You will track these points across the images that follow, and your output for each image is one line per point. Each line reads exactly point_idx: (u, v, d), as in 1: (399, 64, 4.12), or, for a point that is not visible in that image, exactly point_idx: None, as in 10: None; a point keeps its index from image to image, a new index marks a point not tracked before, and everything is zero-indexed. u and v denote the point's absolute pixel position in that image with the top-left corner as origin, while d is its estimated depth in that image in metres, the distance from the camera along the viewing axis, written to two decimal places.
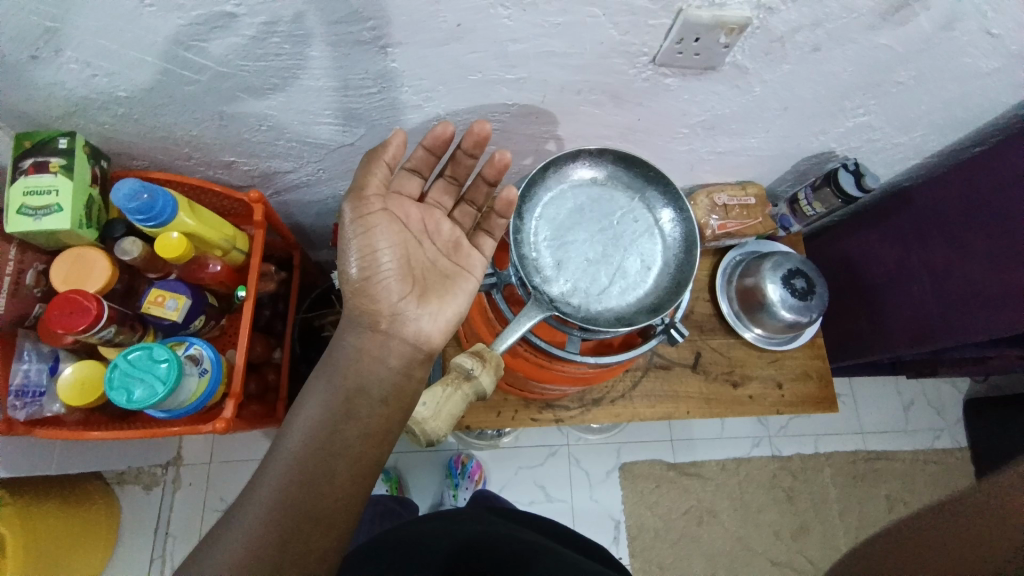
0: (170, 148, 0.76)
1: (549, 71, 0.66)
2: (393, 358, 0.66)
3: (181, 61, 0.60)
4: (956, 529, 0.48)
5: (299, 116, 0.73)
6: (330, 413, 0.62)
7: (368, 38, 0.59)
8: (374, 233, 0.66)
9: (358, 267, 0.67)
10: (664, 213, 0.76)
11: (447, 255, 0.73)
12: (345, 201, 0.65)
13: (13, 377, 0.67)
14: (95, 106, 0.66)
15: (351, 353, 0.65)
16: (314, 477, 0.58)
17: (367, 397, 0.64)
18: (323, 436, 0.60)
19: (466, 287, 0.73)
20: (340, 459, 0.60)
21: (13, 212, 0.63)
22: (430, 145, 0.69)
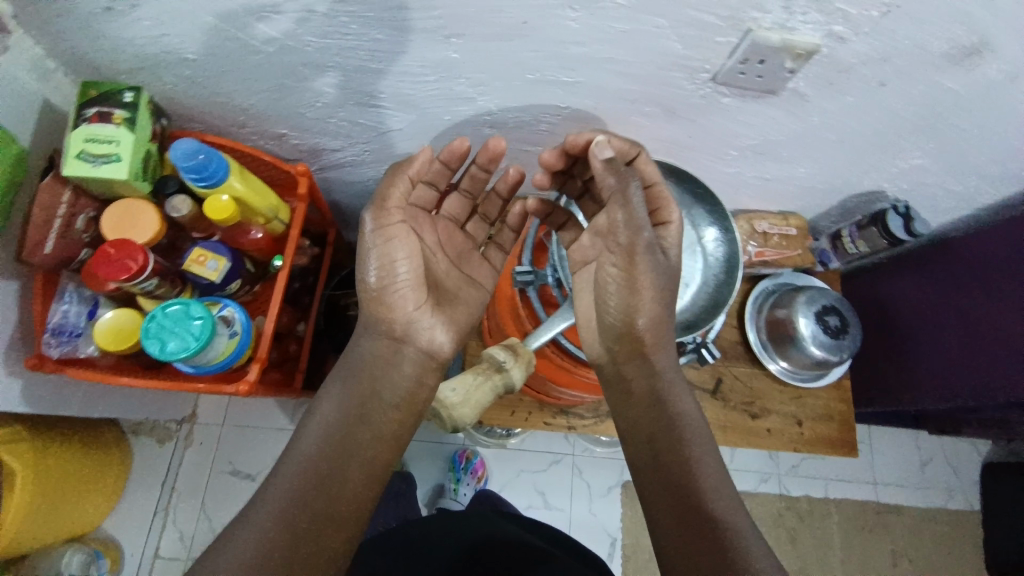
0: (228, 114, 0.78)
1: (606, 79, 0.66)
2: (406, 366, 0.69)
3: (251, 30, 0.62)
4: (646, 479, 0.64)
5: (354, 96, 0.74)
6: (345, 414, 0.64)
7: (433, 27, 0.60)
8: (393, 244, 0.67)
9: (376, 277, 0.67)
10: (708, 231, 0.72)
11: (460, 265, 0.76)
12: (365, 213, 0.64)
13: (52, 316, 0.70)
14: (162, 65, 0.68)
15: (363, 357, 0.69)
16: (328, 474, 0.60)
17: (379, 402, 0.67)
18: (338, 437, 0.63)
19: (474, 297, 0.76)
20: (352, 459, 0.62)
21: (73, 156, 0.64)
22: (448, 161, 0.69)
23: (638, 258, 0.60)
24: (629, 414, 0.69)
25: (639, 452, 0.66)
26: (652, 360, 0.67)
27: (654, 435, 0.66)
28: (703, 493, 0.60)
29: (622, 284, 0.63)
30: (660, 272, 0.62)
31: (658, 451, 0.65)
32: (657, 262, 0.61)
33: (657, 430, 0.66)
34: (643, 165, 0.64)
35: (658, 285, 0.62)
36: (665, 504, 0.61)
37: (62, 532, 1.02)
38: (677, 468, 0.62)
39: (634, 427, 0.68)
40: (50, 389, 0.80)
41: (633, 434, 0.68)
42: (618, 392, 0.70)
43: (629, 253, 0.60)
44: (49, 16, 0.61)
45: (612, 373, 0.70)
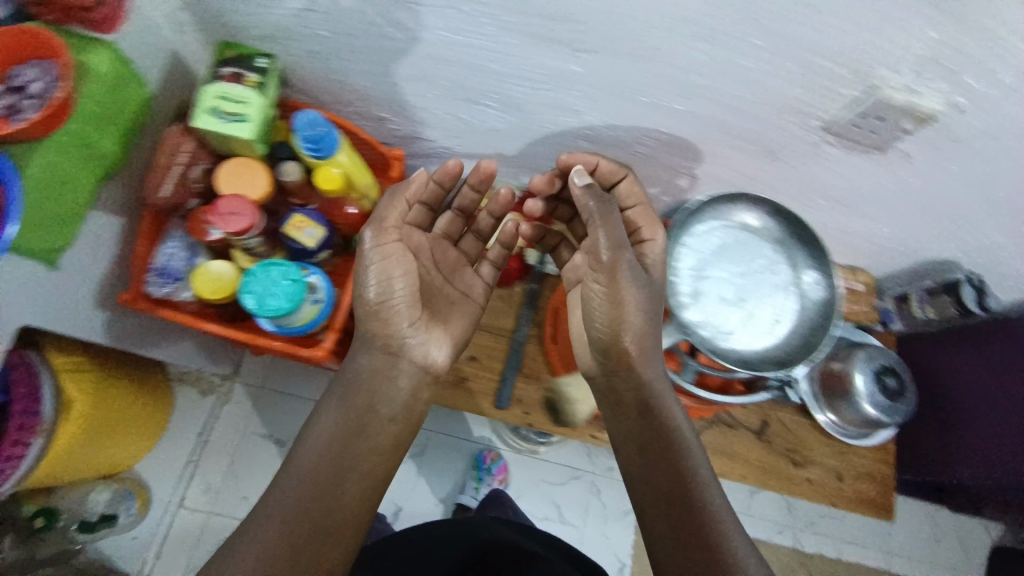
0: (339, 90, 0.81)
1: (718, 112, 0.68)
2: (402, 380, 0.73)
3: (390, 17, 0.65)
4: (639, 490, 0.64)
5: (463, 92, 0.76)
6: (344, 424, 0.68)
7: (567, 38, 0.62)
8: (390, 258, 0.73)
9: (377, 288, 0.72)
10: (807, 274, 0.75)
11: (451, 278, 0.83)
12: (366, 229, 0.72)
13: (157, 257, 0.73)
14: (295, 37, 0.72)
15: (360, 376, 0.71)
16: (327, 481, 0.63)
17: (376, 417, 0.70)
18: (338, 447, 0.66)
19: (464, 313, 0.82)
20: (352, 465, 0.65)
21: (205, 111, 0.68)
22: (441, 182, 0.77)
23: (621, 273, 0.65)
24: (622, 429, 0.69)
25: (631, 456, 0.67)
26: (639, 372, 0.68)
27: (644, 444, 0.66)
28: (699, 495, 0.61)
29: (606, 299, 0.67)
30: (641, 284, 0.67)
31: (652, 463, 0.64)
32: (636, 275, 0.66)
33: (647, 439, 0.66)
34: (625, 189, 0.74)
35: (638, 297, 0.67)
36: (661, 516, 0.61)
37: (94, 469, 0.99)
38: (670, 469, 0.63)
39: (625, 437, 0.68)
40: (140, 326, 0.82)
41: (625, 445, 0.68)
42: (610, 407, 0.71)
43: (611, 269, 0.65)
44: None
45: (608, 390, 0.71)
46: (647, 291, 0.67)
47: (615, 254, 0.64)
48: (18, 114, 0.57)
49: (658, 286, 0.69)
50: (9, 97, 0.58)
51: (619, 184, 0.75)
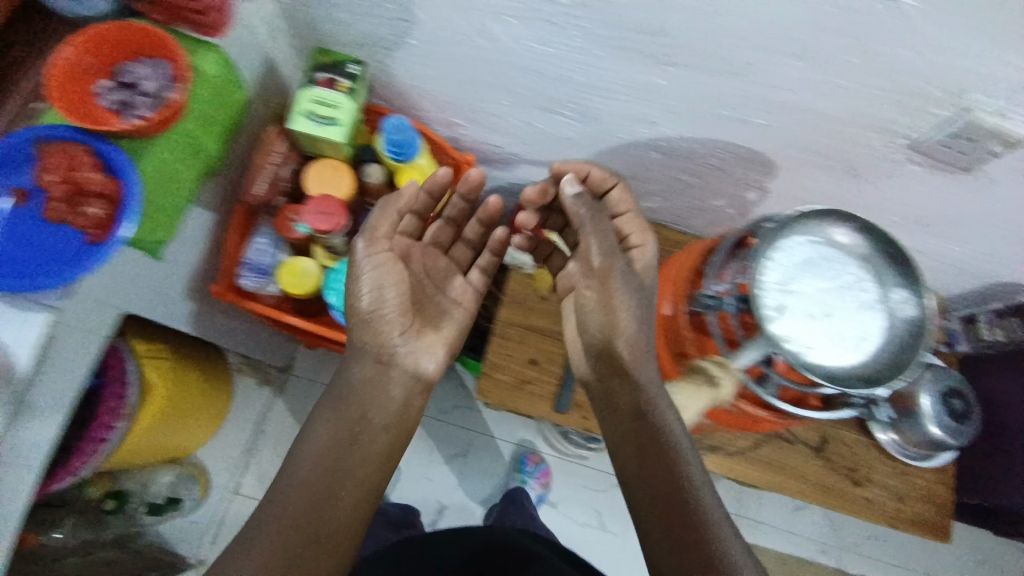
0: (418, 96, 0.84)
1: (799, 127, 0.68)
2: (393, 388, 0.75)
3: (481, 28, 0.68)
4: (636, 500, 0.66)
5: (540, 100, 0.78)
6: (345, 426, 0.70)
7: (656, 53, 0.63)
8: (384, 268, 0.72)
9: (369, 296, 0.72)
10: (895, 293, 0.60)
11: (442, 286, 0.84)
12: (358, 240, 0.71)
13: (246, 251, 0.77)
14: (383, 45, 0.75)
15: (356, 385, 0.73)
16: (328, 484, 0.66)
17: (370, 425, 0.72)
18: (341, 448, 0.69)
19: (452, 322, 0.82)
20: (352, 469, 0.68)
21: (301, 115, 0.72)
22: (431, 195, 0.75)
23: (612, 279, 0.69)
24: (616, 440, 0.70)
25: (623, 463, 0.69)
26: (635, 376, 0.68)
27: (641, 446, 0.64)
28: (700, 505, 0.59)
29: (598, 304, 0.71)
30: (629, 289, 0.70)
31: None
32: (627, 281, 0.70)
33: (645, 445, 0.64)
34: (617, 197, 0.74)
35: (631, 304, 0.69)
36: (658, 527, 0.63)
37: (160, 453, 1.01)
38: (668, 478, 0.61)
39: (617, 444, 0.70)
40: (219, 320, 0.86)
41: (618, 453, 0.69)
42: (602, 413, 0.72)
43: (604, 274, 0.69)
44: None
45: (601, 397, 0.72)
46: (641, 298, 0.70)
47: (604, 262, 0.69)
48: (131, 111, 0.59)
49: (651, 295, 0.71)
50: (119, 94, 0.59)
51: (611, 192, 0.73)
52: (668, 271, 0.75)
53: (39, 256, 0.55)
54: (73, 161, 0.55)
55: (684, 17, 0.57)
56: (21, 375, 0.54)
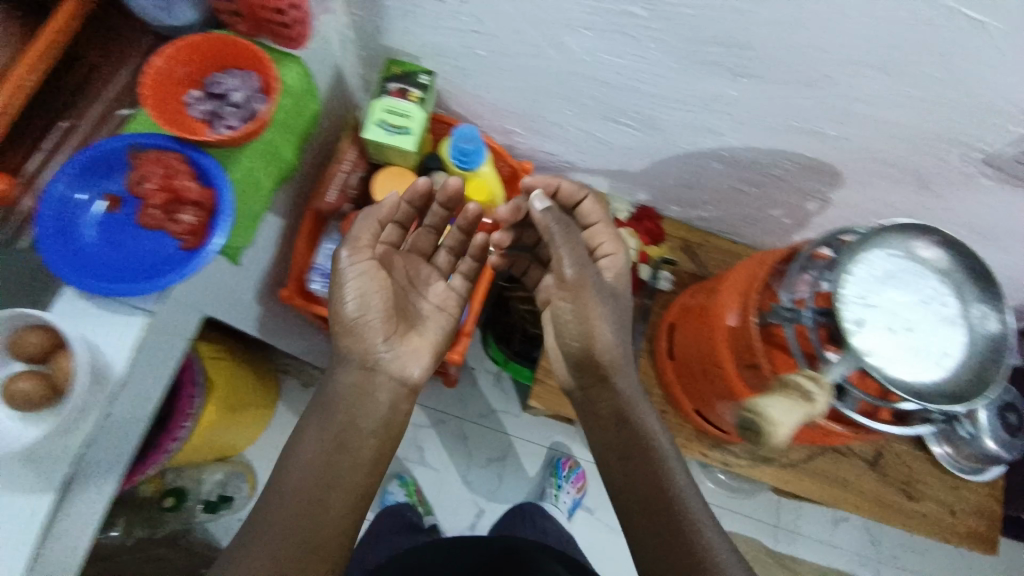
0: (478, 104, 0.85)
1: (871, 138, 0.68)
2: (381, 394, 0.72)
3: (554, 40, 0.68)
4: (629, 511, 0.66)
5: (604, 109, 0.78)
6: (333, 436, 0.68)
7: (732, 64, 0.64)
8: (368, 274, 0.70)
9: (357, 302, 0.70)
10: (974, 308, 0.61)
11: (422, 291, 0.81)
12: (342, 248, 0.69)
13: (317, 258, 0.80)
14: (450, 55, 0.76)
15: (342, 394, 0.70)
16: (319, 493, 0.64)
17: (358, 431, 0.69)
18: (330, 457, 0.66)
19: (434, 327, 0.79)
20: (342, 477, 0.66)
21: (374, 124, 0.73)
22: (415, 203, 0.75)
23: (586, 291, 0.67)
24: (609, 450, 0.71)
25: (612, 471, 0.70)
26: (616, 383, 0.72)
27: (624, 453, 0.69)
28: (677, 508, 0.65)
29: (574, 316, 0.70)
30: (602, 297, 0.70)
31: (635, 485, 0.67)
32: (600, 290, 0.70)
33: (623, 451, 0.69)
34: (588, 208, 0.76)
35: (608, 315, 0.71)
36: (648, 538, 0.65)
37: (211, 453, 1.00)
38: (649, 483, 0.66)
39: (608, 452, 0.71)
40: (281, 325, 0.88)
41: (611, 464, 0.70)
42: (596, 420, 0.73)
43: (578, 287, 0.67)
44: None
45: (594, 407, 0.73)
46: (617, 312, 0.72)
47: (580, 273, 0.66)
48: (221, 121, 0.61)
49: (622, 301, 0.73)
50: (209, 103, 0.61)
51: (583, 201, 0.76)
52: (738, 278, 0.72)
53: (138, 264, 0.56)
54: (171, 173, 0.56)
55: (767, 30, 0.58)
56: (116, 376, 0.54)
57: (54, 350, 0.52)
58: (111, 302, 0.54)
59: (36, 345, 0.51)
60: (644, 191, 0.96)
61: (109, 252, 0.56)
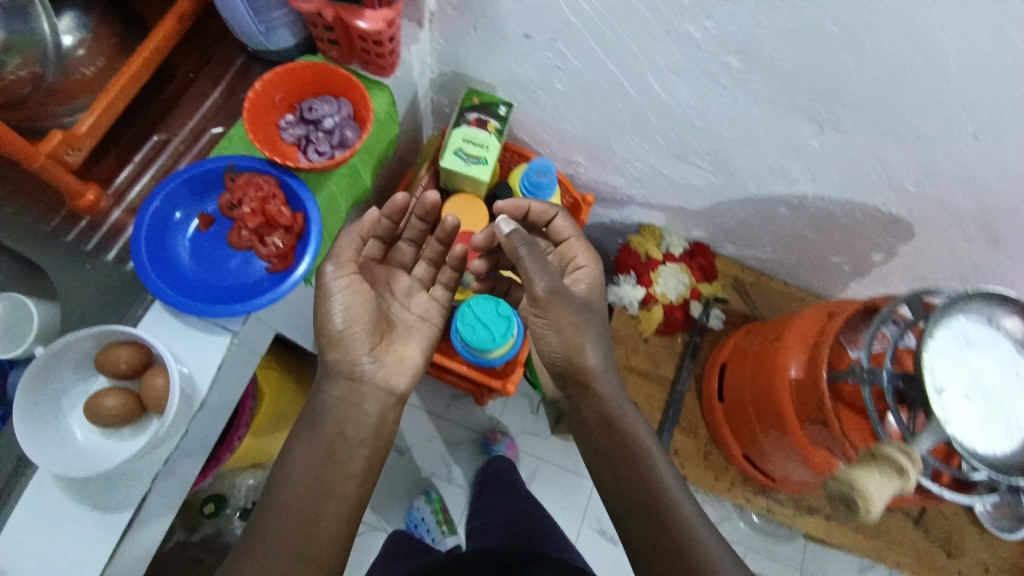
0: (547, 134, 0.86)
1: (955, 200, 0.67)
2: (369, 404, 0.62)
3: (640, 82, 0.68)
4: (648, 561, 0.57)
5: (676, 148, 0.78)
6: (313, 455, 0.58)
7: (821, 115, 0.63)
8: (355, 289, 0.61)
9: (344, 317, 0.60)
10: None
11: (402, 301, 0.70)
12: (325, 262, 0.58)
13: None
14: (528, 85, 0.77)
15: (328, 408, 0.61)
16: (310, 512, 0.55)
17: (346, 441, 0.60)
18: (312, 477, 0.57)
19: (418, 339, 0.69)
20: (334, 494, 0.57)
21: (451, 153, 0.75)
22: (395, 217, 0.68)
23: (557, 304, 0.62)
24: (615, 486, 0.62)
25: (624, 515, 0.60)
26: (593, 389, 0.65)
27: (612, 461, 0.63)
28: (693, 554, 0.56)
29: (550, 329, 0.64)
30: (576, 310, 0.65)
31: (655, 537, 0.58)
32: (572, 299, 0.64)
33: (627, 483, 0.61)
34: (560, 224, 0.73)
35: (585, 327, 0.65)
36: None
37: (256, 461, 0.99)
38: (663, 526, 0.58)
39: (614, 492, 0.62)
40: None
41: (620, 504, 0.61)
42: (603, 447, 0.64)
43: (551, 300, 0.63)
44: (465, 27, 0.71)
45: (596, 432, 0.65)
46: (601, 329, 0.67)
47: (555, 289, 0.62)
48: (310, 146, 0.62)
49: (596, 316, 0.66)
50: (300, 128, 0.63)
51: (554, 217, 0.73)
52: (806, 326, 0.73)
53: (228, 282, 0.57)
54: (267, 197, 0.57)
55: (864, 85, 0.57)
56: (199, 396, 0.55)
57: (143, 366, 0.54)
58: (204, 323, 0.55)
59: (128, 361, 0.54)
60: (700, 228, 0.96)
61: (202, 268, 0.57)
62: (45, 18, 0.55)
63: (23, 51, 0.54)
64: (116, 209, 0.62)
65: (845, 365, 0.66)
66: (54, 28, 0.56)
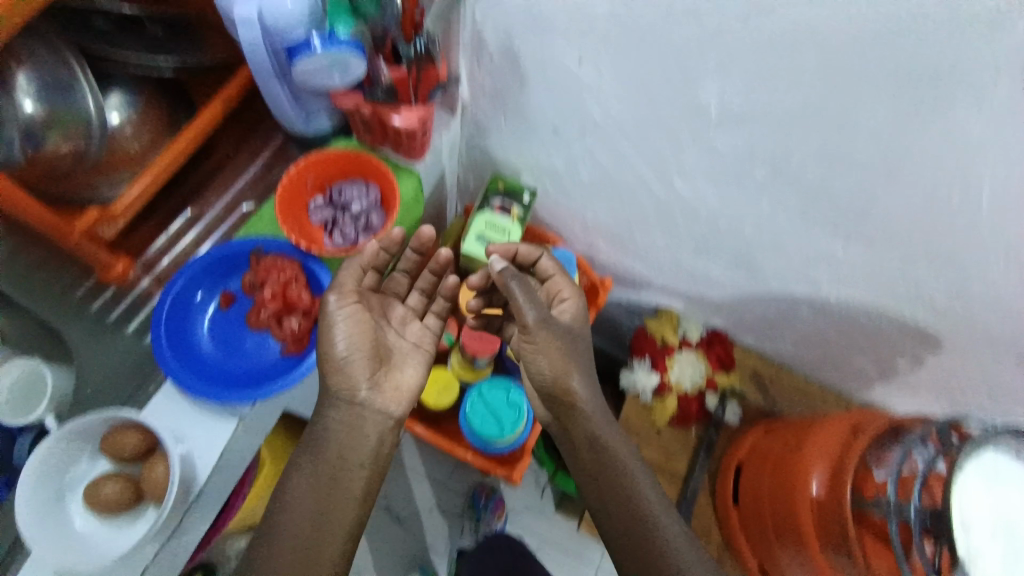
0: (569, 217, 0.86)
1: (988, 322, 0.65)
2: (370, 428, 0.60)
3: (665, 181, 0.68)
4: None
5: (698, 243, 0.77)
6: (315, 481, 0.55)
7: (849, 229, 0.62)
8: (360, 318, 0.60)
9: (347, 347, 0.58)
10: None
11: (397, 329, 0.67)
12: (331, 295, 0.58)
13: None
14: (553, 173, 0.78)
15: (327, 432, 0.58)
16: (310, 542, 0.53)
17: (348, 467, 0.58)
18: (313, 504, 0.54)
19: (413, 365, 0.65)
20: (334, 521, 0.54)
21: (473, 238, 0.76)
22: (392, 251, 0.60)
23: (546, 331, 0.64)
24: (621, 533, 0.59)
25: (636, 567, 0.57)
26: (592, 421, 0.64)
27: (621, 508, 0.60)
28: None
29: (541, 358, 0.64)
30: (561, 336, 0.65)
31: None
32: (556, 326, 0.65)
33: (638, 534, 0.58)
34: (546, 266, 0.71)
35: (574, 356, 0.65)
36: None
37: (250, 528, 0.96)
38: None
39: (623, 536, 0.59)
40: None
41: (631, 557, 0.58)
42: (615, 494, 0.60)
43: (541, 327, 0.64)
44: (496, 117, 0.72)
45: (605, 473, 0.62)
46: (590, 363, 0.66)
47: (542, 318, 0.63)
48: (336, 229, 0.64)
49: (582, 341, 0.67)
50: (329, 210, 0.65)
51: (538, 254, 0.71)
52: (830, 438, 0.71)
53: (247, 363, 0.60)
54: (287, 282, 0.59)
55: (891, 209, 0.57)
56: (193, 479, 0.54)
57: (146, 451, 0.56)
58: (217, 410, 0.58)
59: (131, 448, 0.55)
60: (719, 316, 0.94)
61: (223, 349, 0.60)
62: (90, 97, 0.56)
63: (68, 127, 0.55)
64: (144, 277, 0.65)
65: (871, 494, 0.64)
66: (98, 105, 0.57)
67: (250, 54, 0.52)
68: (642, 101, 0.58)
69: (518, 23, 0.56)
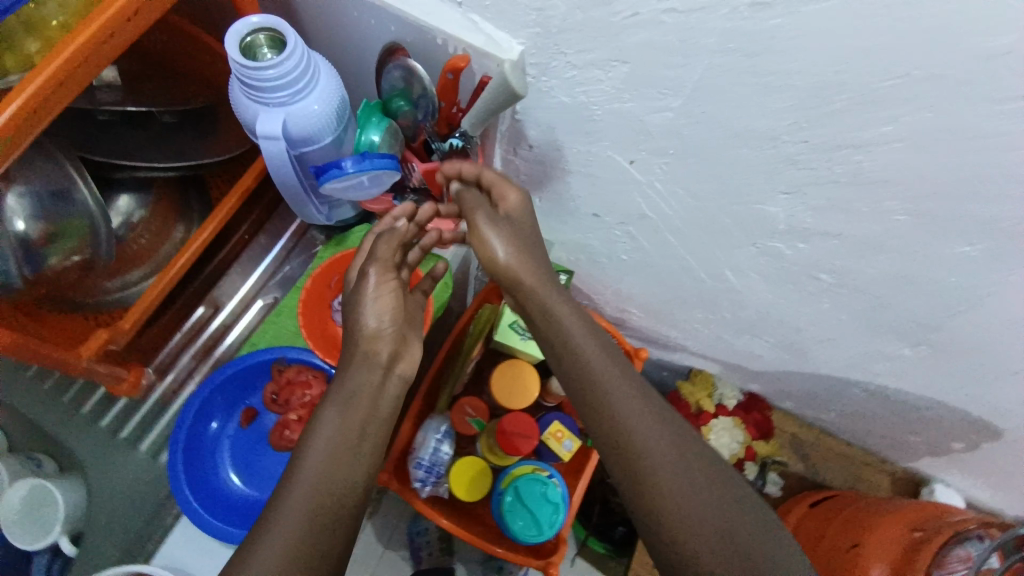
0: (603, 287, 0.81)
1: None
2: (394, 390, 0.53)
3: (714, 272, 0.63)
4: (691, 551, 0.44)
5: (742, 325, 0.72)
6: (340, 434, 0.49)
7: (918, 336, 0.57)
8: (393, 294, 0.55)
9: (376, 321, 0.54)
10: None
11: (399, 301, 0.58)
12: (372, 270, 0.53)
13: (427, 450, 0.70)
14: (588, 250, 0.73)
15: (359, 385, 0.51)
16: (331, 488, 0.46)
17: (377, 419, 0.51)
18: (338, 456, 0.48)
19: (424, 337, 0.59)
20: (348, 486, 0.47)
21: (507, 326, 0.74)
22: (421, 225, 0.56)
23: (497, 221, 0.51)
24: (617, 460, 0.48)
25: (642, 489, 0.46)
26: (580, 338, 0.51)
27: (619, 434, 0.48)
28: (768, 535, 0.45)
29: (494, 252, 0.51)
30: (518, 233, 0.52)
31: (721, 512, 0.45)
32: (508, 220, 0.51)
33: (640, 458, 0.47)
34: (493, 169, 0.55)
35: (544, 256, 0.52)
36: None
37: None
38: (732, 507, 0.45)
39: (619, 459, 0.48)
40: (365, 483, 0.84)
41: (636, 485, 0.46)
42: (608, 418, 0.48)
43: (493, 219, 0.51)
44: (531, 196, 0.67)
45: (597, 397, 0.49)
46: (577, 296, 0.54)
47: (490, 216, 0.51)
48: None
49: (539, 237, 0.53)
50: None
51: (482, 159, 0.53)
52: (886, 544, 0.67)
53: (272, 487, 0.64)
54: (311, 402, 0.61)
55: (970, 325, 0.52)
56: None
57: None
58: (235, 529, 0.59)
59: None
60: (757, 384, 0.90)
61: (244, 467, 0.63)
62: (90, 198, 0.52)
63: (72, 238, 0.52)
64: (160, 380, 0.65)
65: None
66: (100, 203, 0.53)
67: (275, 169, 0.48)
68: (697, 203, 0.53)
69: (563, 120, 0.51)
